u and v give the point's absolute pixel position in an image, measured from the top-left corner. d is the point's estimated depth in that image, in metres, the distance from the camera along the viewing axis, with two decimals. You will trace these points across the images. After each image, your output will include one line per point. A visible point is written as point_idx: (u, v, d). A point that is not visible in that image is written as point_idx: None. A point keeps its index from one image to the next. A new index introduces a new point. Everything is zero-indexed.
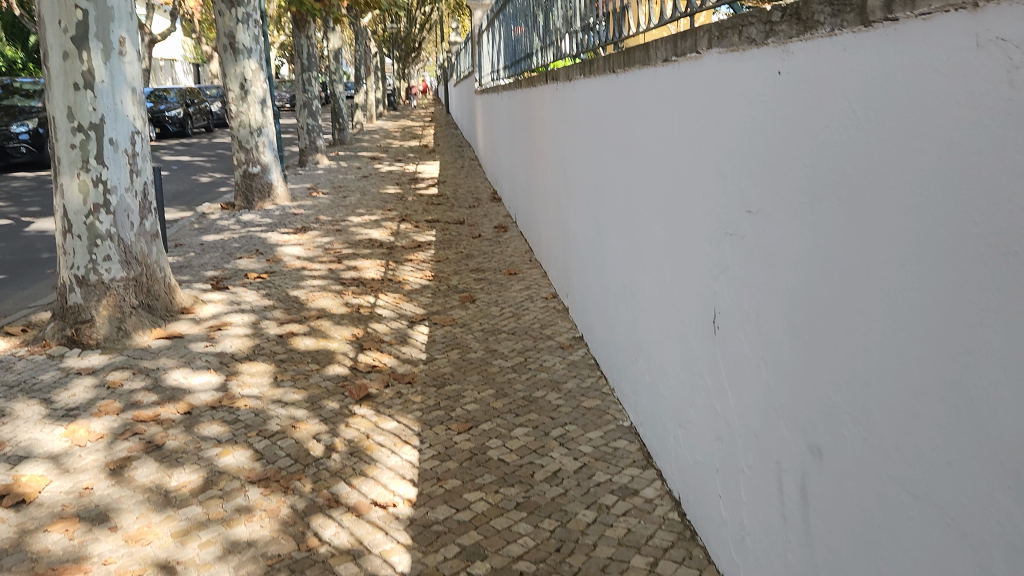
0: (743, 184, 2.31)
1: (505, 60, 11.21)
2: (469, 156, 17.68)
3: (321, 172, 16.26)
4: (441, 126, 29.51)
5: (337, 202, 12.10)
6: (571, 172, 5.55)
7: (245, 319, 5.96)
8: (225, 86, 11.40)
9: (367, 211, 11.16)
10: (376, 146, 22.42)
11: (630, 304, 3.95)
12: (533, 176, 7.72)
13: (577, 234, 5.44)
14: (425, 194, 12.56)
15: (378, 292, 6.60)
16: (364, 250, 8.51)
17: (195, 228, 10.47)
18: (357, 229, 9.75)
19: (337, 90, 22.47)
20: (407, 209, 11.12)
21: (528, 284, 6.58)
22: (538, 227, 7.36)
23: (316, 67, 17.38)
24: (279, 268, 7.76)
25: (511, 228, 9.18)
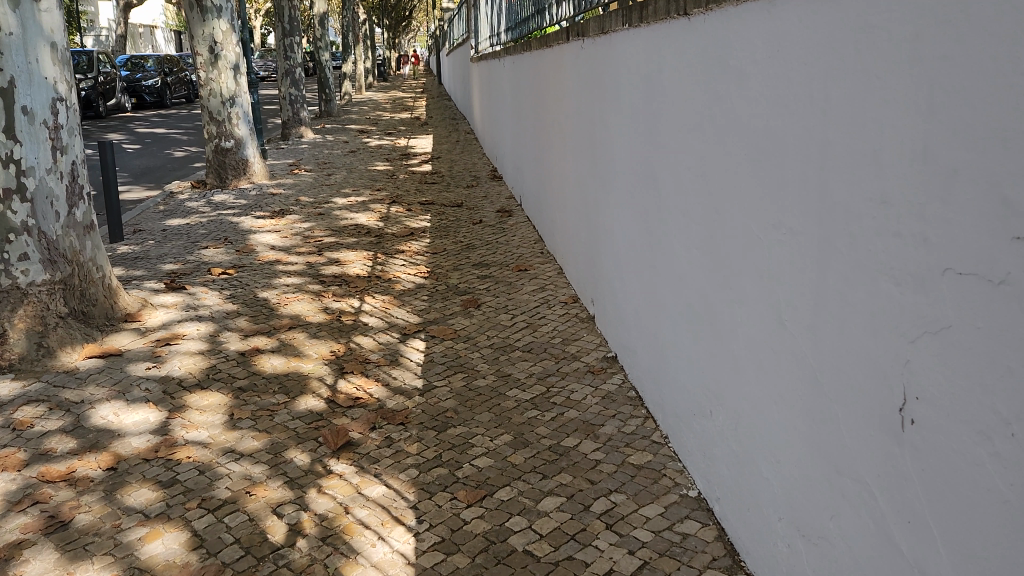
0: (1003, 190, 1.28)
1: (505, 22, 10.08)
2: (465, 130, 16.52)
3: (305, 147, 15.07)
4: (434, 98, 28.23)
5: (321, 180, 10.98)
6: (599, 152, 4.48)
7: (202, 331, 4.91)
8: (192, 50, 10.21)
9: (354, 191, 10.07)
10: (365, 119, 21.15)
11: (700, 337, 2.92)
12: (544, 154, 6.61)
13: (609, 231, 4.38)
14: (418, 172, 11.46)
15: (365, 294, 5.57)
16: (349, 239, 7.44)
17: (160, 211, 9.37)
18: (343, 213, 8.68)
19: (323, 59, 21.12)
20: (399, 189, 10.04)
21: (542, 285, 5.56)
22: (551, 215, 6.28)
23: (299, 32, 16.10)
24: (249, 260, 6.69)
25: (516, 212, 8.13)
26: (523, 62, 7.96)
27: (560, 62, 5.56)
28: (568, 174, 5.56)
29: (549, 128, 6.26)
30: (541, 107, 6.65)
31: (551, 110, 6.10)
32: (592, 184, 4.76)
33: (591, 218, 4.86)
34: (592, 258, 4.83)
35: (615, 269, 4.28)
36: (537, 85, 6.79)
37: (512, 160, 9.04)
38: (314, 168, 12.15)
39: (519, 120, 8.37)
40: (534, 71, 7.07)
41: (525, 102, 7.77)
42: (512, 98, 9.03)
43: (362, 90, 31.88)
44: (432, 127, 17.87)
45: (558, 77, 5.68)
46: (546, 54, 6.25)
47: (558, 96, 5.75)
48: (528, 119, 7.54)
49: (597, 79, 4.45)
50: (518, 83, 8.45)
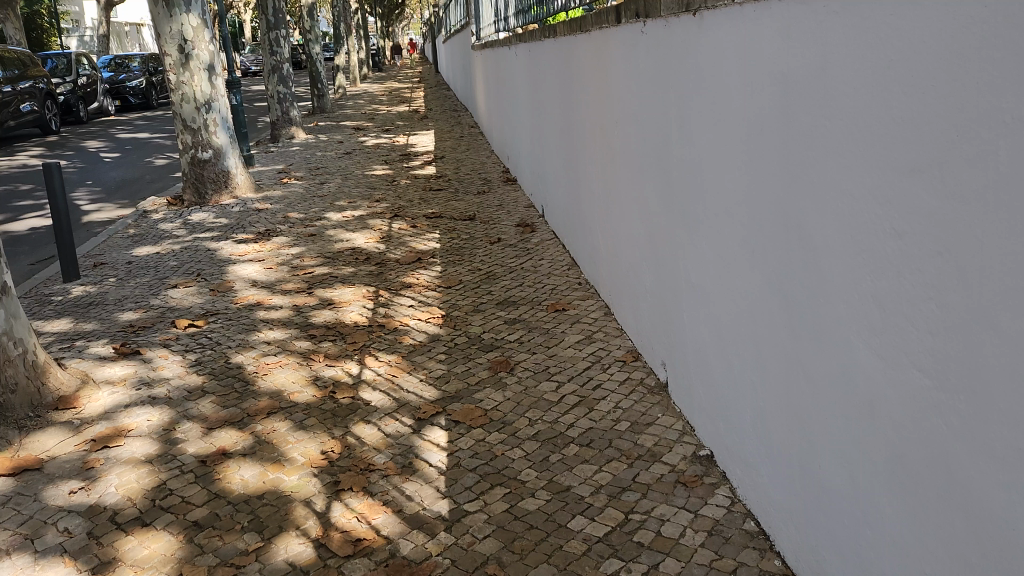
0: None
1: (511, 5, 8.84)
2: (469, 123, 15.29)
3: (296, 150, 13.85)
4: (432, 88, 26.94)
5: (312, 190, 9.79)
6: (675, 173, 3.28)
7: (154, 423, 3.76)
8: (160, 49, 8.98)
9: (350, 203, 8.89)
10: (361, 114, 19.89)
11: (914, 512, 1.74)
12: (578, 164, 5.40)
13: (691, 282, 3.20)
14: (421, 175, 10.28)
15: (365, 354, 4.41)
16: (345, 268, 6.26)
17: (129, 236, 8.21)
18: (337, 233, 7.51)
19: (313, 51, 19.80)
20: (401, 198, 8.86)
21: (588, 335, 4.41)
22: (592, 241, 5.09)
23: (285, 24, 14.82)
24: (223, 306, 5.52)
25: (539, 226, 6.94)
26: (540, 47, 6.71)
27: (602, 48, 4.33)
28: (618, 192, 4.35)
29: (585, 132, 5.05)
30: (570, 103, 5.44)
31: (588, 111, 4.89)
32: (660, 214, 3.56)
33: (658, 258, 3.67)
34: (663, 311, 3.65)
35: (704, 337, 3.10)
36: (565, 77, 5.56)
37: (531, 165, 7.83)
38: (305, 175, 10.94)
39: (537, 117, 7.13)
40: (556, 58, 5.81)
41: (546, 96, 6.53)
42: (527, 91, 7.80)
43: (357, 82, 30.52)
44: (433, 121, 16.61)
45: (600, 67, 4.45)
46: (576, 39, 5.02)
47: (599, 92, 4.54)
48: (551, 118, 6.33)
49: (670, 72, 3.24)
50: (535, 72, 7.19)
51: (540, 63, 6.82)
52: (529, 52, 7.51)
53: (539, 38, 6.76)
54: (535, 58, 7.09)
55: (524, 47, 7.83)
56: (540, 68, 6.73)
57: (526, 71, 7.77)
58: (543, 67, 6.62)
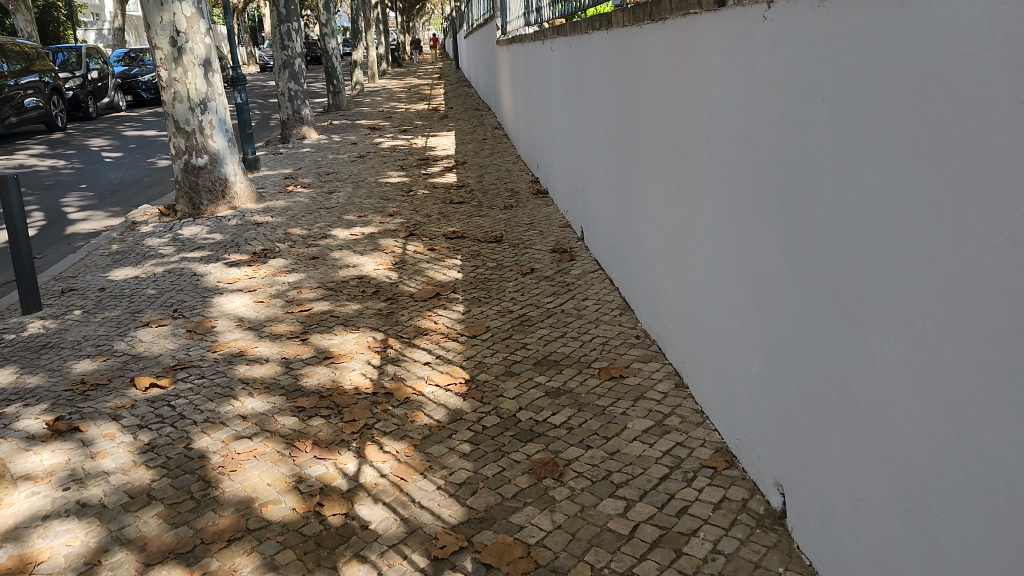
0: None
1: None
2: (492, 124, 14.26)
3: (307, 152, 12.90)
4: (453, 84, 25.95)
5: (320, 200, 8.81)
6: (815, 229, 2.18)
7: (76, 549, 2.76)
8: (150, 42, 8.02)
9: (360, 217, 7.90)
10: (378, 112, 18.93)
11: None
12: (634, 187, 4.30)
13: (841, 397, 2.10)
14: (440, 184, 9.27)
15: (366, 439, 3.39)
16: (349, 305, 5.26)
17: (111, 253, 7.26)
18: (343, 256, 6.52)
19: (329, 46, 18.85)
20: (418, 212, 7.86)
21: (658, 420, 3.35)
22: (656, 288, 4.00)
23: (296, 16, 13.86)
24: (198, 357, 4.54)
25: (578, 253, 5.90)
26: (584, 42, 5.61)
27: (683, 42, 3.23)
28: (699, 235, 3.25)
29: (647, 150, 3.95)
30: (627, 112, 4.33)
31: (654, 124, 3.79)
32: (778, 280, 2.46)
33: (772, 340, 2.57)
34: (781, 418, 2.54)
35: (867, 486, 2.01)
36: (620, 79, 4.45)
37: (567, 179, 6.73)
38: (313, 181, 9.97)
39: (579, 125, 6.02)
40: (610, 53, 4.71)
41: (591, 101, 5.42)
42: (564, 93, 6.71)
43: (376, 78, 29.61)
44: (454, 121, 15.61)
45: (677, 66, 3.34)
46: (640, 30, 3.92)
47: (673, 99, 3.43)
48: (598, 127, 5.23)
49: (813, 78, 2.14)
50: (575, 71, 6.07)
51: (582, 60, 5.72)
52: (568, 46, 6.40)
53: (581, 31, 5.69)
54: (576, 54, 5.99)
55: (561, 42, 6.73)
56: (584, 66, 5.62)
57: (564, 70, 6.67)
58: (588, 65, 5.50)
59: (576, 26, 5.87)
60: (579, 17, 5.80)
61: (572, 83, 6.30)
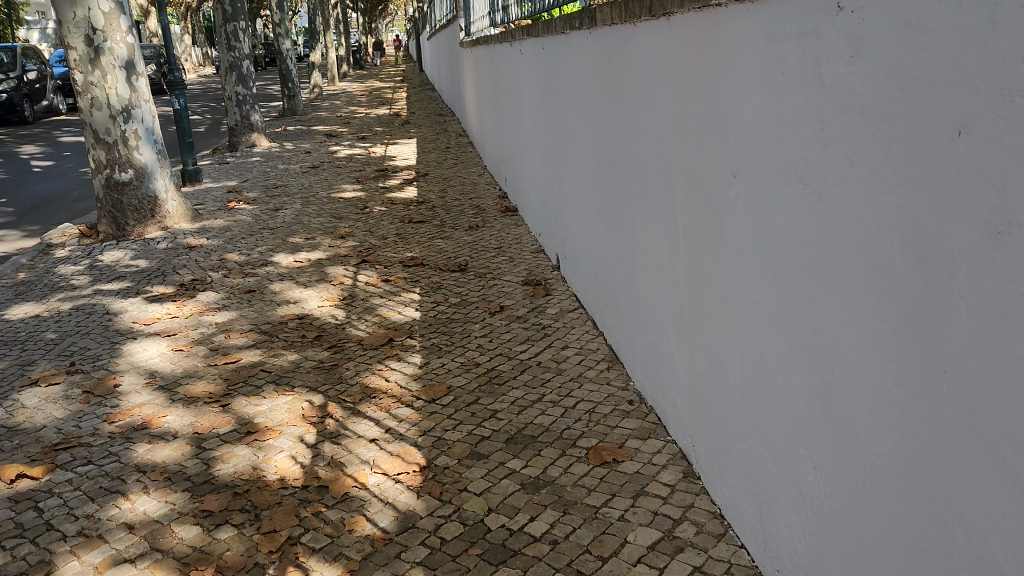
0: None
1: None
2: (456, 131, 13.48)
3: (256, 161, 11.97)
4: (416, 88, 25.11)
5: (264, 218, 7.94)
6: (930, 329, 1.43)
7: None
8: (64, 42, 7.08)
9: (307, 239, 7.06)
10: (336, 117, 18.01)
11: None
12: (628, 222, 3.55)
13: None
14: (398, 200, 8.46)
15: (286, 563, 2.58)
16: (286, 355, 4.43)
17: (15, 284, 6.30)
18: (284, 288, 5.68)
19: (284, 47, 17.86)
20: (372, 234, 7.05)
21: (669, 531, 2.60)
22: (659, 347, 3.24)
23: (243, 15, 12.92)
24: (90, 431, 3.67)
25: (554, 286, 5.14)
26: (561, 45, 4.83)
27: (697, 44, 2.47)
28: (723, 295, 2.49)
29: (647, 179, 3.18)
30: (618, 129, 3.57)
31: (654, 148, 3.02)
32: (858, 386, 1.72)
33: (844, 465, 1.82)
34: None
35: None
36: (609, 89, 3.69)
37: (542, 200, 5.96)
38: (259, 196, 9.08)
39: (556, 139, 5.24)
40: (594, 56, 3.94)
41: (572, 113, 4.65)
42: (538, 102, 5.94)
43: (337, 81, 28.59)
44: (416, 127, 14.78)
45: (686, 76, 2.59)
46: (634, 30, 3.15)
47: (682, 118, 2.67)
48: (580, 144, 4.46)
49: (929, 102, 1.39)
50: (551, 77, 5.29)
51: (560, 66, 4.94)
52: (541, 49, 5.63)
53: (557, 32, 4.92)
54: (552, 58, 5.20)
55: (533, 44, 5.95)
56: (563, 72, 4.85)
57: (537, 75, 5.89)
58: (566, 71, 4.72)
59: (551, 27, 5.09)
60: (553, 16, 5.04)
61: (546, 91, 5.52)
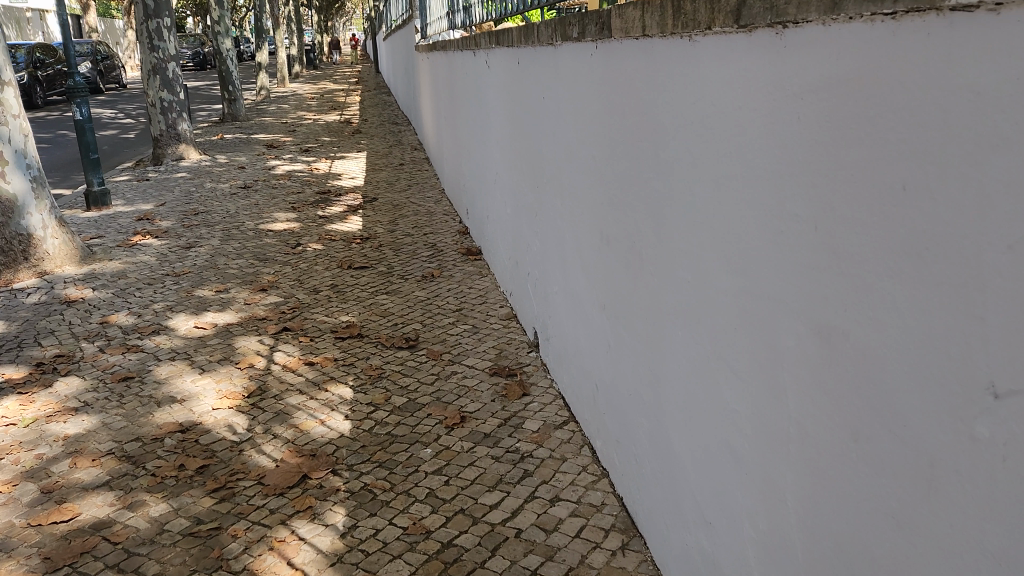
0: None
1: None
2: (412, 144, 12.12)
3: (181, 178, 10.39)
4: (371, 91, 23.58)
5: (170, 258, 6.46)
6: None
7: None
8: None
9: (220, 292, 5.62)
10: (281, 122, 16.42)
11: None
12: (662, 347, 2.29)
13: None
14: (339, 235, 7.09)
15: None
16: (149, 505, 3.04)
17: None
18: (173, 373, 4.26)
19: (222, 46, 16.15)
20: (302, 286, 5.68)
21: None
22: (722, 567, 1.99)
23: (169, 9, 11.01)
24: None
25: (533, 381, 3.88)
26: (542, 61, 3.54)
27: (867, 93, 1.20)
28: None
29: (703, 297, 1.92)
30: (646, 200, 2.30)
31: (727, 255, 1.76)
32: None
33: None
34: None
35: None
36: (626, 137, 2.41)
37: (517, 254, 4.66)
38: (173, 227, 7.58)
39: (535, 184, 3.96)
40: (598, 84, 2.67)
41: (560, 154, 3.38)
42: (508, 129, 4.65)
43: (287, 81, 26.83)
44: (368, 138, 13.36)
45: (827, 150, 1.32)
46: (686, 50, 1.88)
47: (806, 227, 1.40)
48: (574, 201, 3.19)
49: None
50: (527, 101, 4.01)
51: (540, 89, 3.64)
52: (513, 62, 4.33)
53: (538, 43, 3.62)
54: (528, 75, 3.91)
55: (501, 55, 4.65)
56: (544, 97, 3.57)
57: (506, 95, 4.59)
58: (551, 98, 3.44)
59: (528, 35, 3.80)
60: (531, 22, 3.75)
61: (520, 118, 4.23)
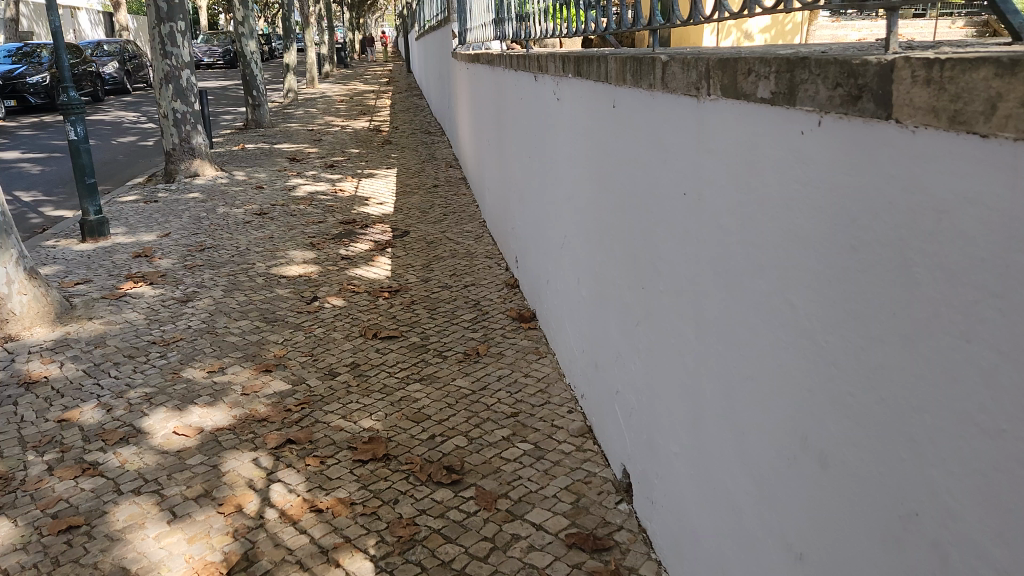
0: None
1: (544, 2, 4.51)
2: (447, 160, 10.97)
3: (193, 198, 9.30)
4: (403, 94, 22.45)
5: (162, 317, 5.34)
6: None
7: None
8: None
9: (215, 372, 4.48)
10: (306, 130, 15.31)
11: None
12: None
13: None
14: (364, 285, 5.95)
15: None
16: None
17: None
18: (131, 523, 3.11)
19: (245, 48, 15.11)
20: (316, 366, 4.54)
21: None
22: None
23: (183, 12, 9.97)
24: None
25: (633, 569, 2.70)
26: (655, 115, 2.36)
27: None
28: None
29: None
30: (983, 467, 1.11)
31: None
32: None
33: None
34: None
35: None
36: (920, 317, 1.22)
37: (597, 354, 3.50)
38: (173, 269, 6.48)
39: (635, 282, 2.78)
40: (814, 196, 1.48)
41: (692, 262, 2.19)
42: (583, 188, 3.46)
43: (315, 82, 25.82)
44: (399, 150, 12.22)
45: None
46: None
47: None
48: (726, 350, 2.01)
49: None
50: (618, 162, 2.82)
51: (648, 155, 2.46)
52: (592, 101, 3.14)
53: (648, 87, 2.41)
54: (622, 128, 2.73)
55: (573, 88, 3.47)
56: (656, 170, 2.38)
57: (581, 143, 3.41)
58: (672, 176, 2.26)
59: (624, 74, 2.62)
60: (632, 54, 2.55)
61: (605, 182, 3.05)
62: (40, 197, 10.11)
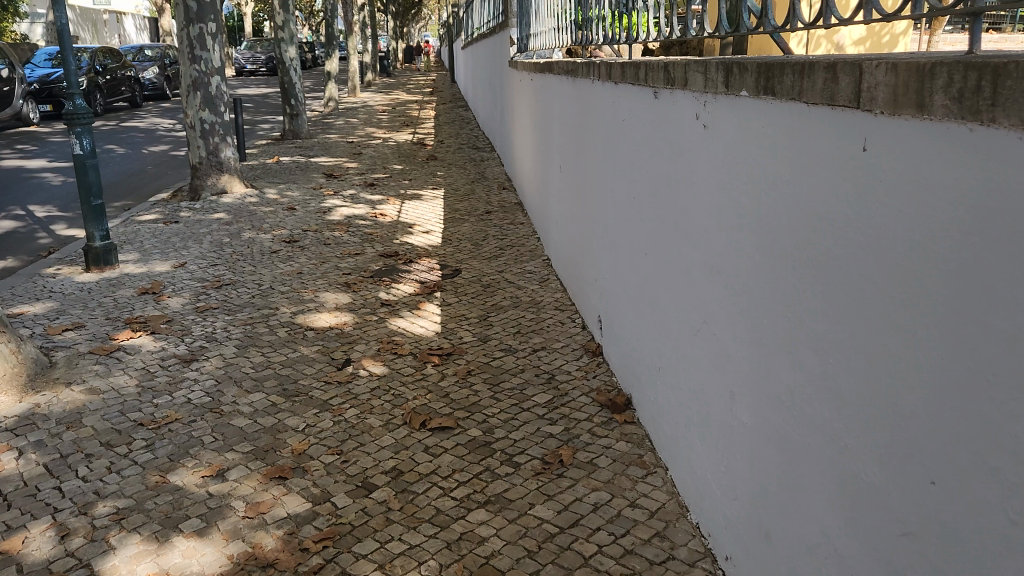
0: None
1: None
2: (499, 181, 9.85)
3: (218, 220, 8.32)
4: (447, 105, 21.51)
5: (158, 384, 4.26)
6: None
7: None
8: None
9: (212, 478, 3.36)
10: (346, 142, 14.35)
11: None
12: None
13: None
14: (409, 344, 4.82)
15: None
16: None
17: None
18: None
19: (284, 54, 14.22)
20: (345, 473, 3.41)
21: None
22: None
23: (214, 12, 9.05)
24: None
25: None
26: (967, 162, 1.30)
27: None
28: None
29: None
30: None
31: None
32: None
33: None
34: None
35: None
36: None
37: (770, 522, 2.27)
38: (182, 313, 5.43)
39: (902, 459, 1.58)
40: None
41: None
42: (755, 267, 2.24)
43: (357, 91, 25.03)
44: (445, 168, 11.15)
45: None
46: None
47: None
48: None
49: None
50: (858, 246, 1.63)
51: (975, 250, 1.28)
52: (794, 138, 1.93)
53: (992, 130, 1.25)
54: (887, 192, 1.52)
55: (741, 113, 2.25)
56: None
57: (755, 198, 2.19)
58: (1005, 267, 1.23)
59: (919, 94, 1.42)
60: (944, 60, 1.37)
61: (819, 272, 1.83)
62: (55, 213, 9.23)
